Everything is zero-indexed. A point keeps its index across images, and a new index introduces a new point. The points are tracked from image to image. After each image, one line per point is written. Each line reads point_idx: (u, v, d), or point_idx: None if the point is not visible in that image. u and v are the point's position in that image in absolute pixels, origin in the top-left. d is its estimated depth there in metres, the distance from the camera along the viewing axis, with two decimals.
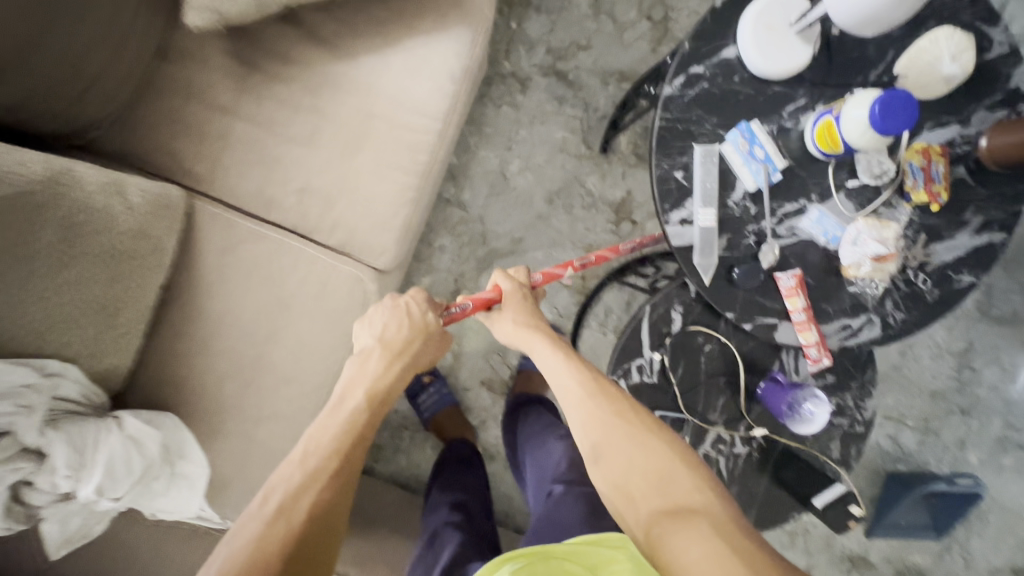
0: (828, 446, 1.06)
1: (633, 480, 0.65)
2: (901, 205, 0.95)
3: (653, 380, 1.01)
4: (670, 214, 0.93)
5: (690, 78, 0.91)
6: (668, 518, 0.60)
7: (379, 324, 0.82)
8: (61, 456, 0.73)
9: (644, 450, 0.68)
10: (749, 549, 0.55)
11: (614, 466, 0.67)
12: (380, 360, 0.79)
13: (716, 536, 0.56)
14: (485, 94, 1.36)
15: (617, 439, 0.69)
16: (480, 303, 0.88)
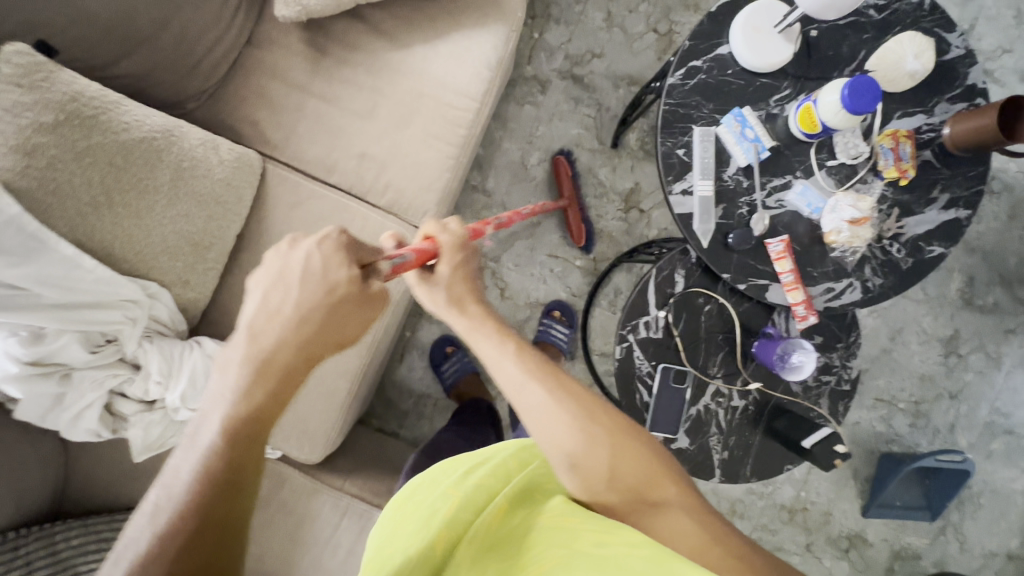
0: (817, 402, 1.17)
1: (612, 490, 0.68)
2: (876, 182, 1.09)
3: (658, 335, 1.14)
4: (673, 185, 1.08)
5: (690, 70, 1.07)
6: (654, 517, 0.67)
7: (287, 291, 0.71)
8: (154, 363, 0.87)
9: (620, 460, 0.69)
10: (718, 532, 0.68)
11: (597, 476, 0.68)
12: (268, 347, 0.69)
13: (697, 529, 0.67)
14: (509, 94, 1.53)
15: (593, 451, 0.68)
16: (418, 257, 0.78)
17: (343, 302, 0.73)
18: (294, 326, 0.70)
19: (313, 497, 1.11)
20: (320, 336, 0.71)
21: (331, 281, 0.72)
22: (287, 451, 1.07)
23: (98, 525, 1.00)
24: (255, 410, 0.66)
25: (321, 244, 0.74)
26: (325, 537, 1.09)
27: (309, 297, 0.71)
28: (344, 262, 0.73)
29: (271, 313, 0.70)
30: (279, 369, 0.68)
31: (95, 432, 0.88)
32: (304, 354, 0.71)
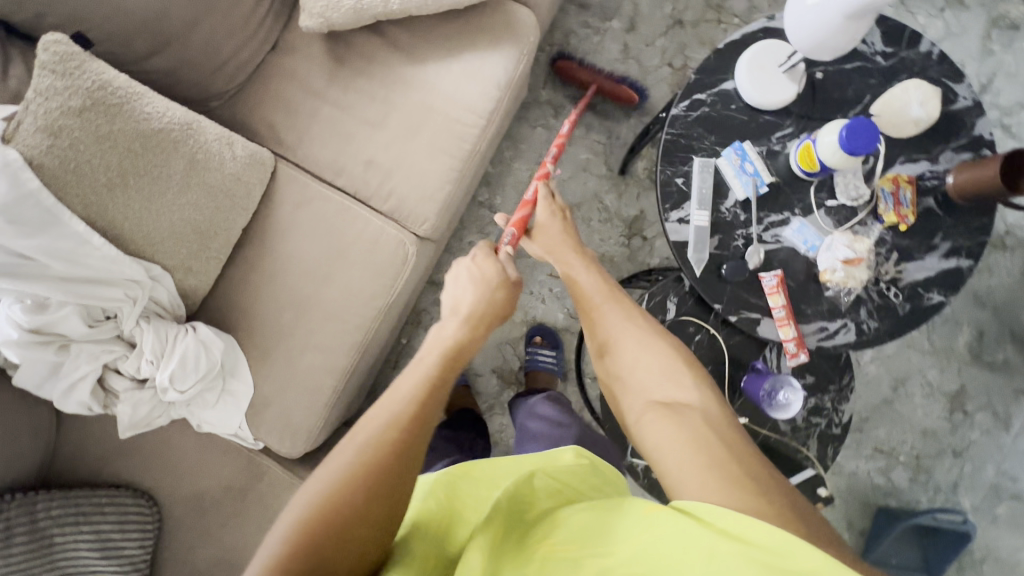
0: (805, 444, 1.14)
1: (639, 376, 0.82)
2: (875, 225, 1.09)
3: None
4: (670, 213, 1.09)
5: (694, 103, 1.10)
6: (664, 413, 0.75)
7: (461, 293, 0.85)
8: (148, 343, 0.90)
9: (654, 356, 0.82)
10: (734, 452, 0.68)
11: (628, 364, 0.84)
12: (459, 321, 0.81)
13: (705, 437, 0.70)
14: (523, 115, 1.58)
15: (634, 345, 0.84)
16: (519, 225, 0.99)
17: (509, 292, 0.87)
18: (472, 300, 0.84)
19: (289, 493, 1.12)
20: (497, 306, 0.85)
21: (490, 279, 0.86)
22: (269, 444, 1.08)
23: (80, 494, 1.03)
24: (441, 378, 0.73)
25: (475, 259, 0.88)
26: None
27: (478, 290, 0.85)
28: (491, 263, 0.88)
29: (460, 290, 0.85)
30: (454, 347, 0.77)
31: (85, 405, 0.92)
32: (488, 320, 0.84)
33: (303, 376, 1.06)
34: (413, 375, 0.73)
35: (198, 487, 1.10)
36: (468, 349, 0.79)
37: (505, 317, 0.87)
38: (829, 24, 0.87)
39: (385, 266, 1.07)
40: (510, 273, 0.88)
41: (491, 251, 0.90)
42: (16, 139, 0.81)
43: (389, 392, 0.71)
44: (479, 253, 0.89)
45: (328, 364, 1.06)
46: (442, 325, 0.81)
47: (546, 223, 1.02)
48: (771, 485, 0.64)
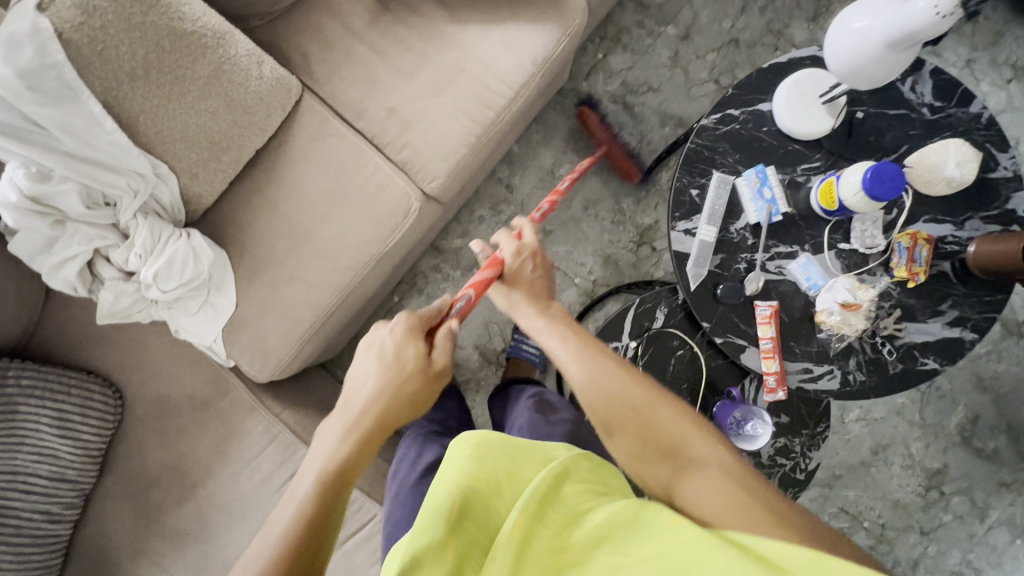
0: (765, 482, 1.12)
1: (648, 447, 0.71)
2: (884, 277, 1.06)
3: None
4: (677, 222, 1.07)
5: (725, 117, 1.07)
6: (688, 475, 0.67)
7: (361, 376, 0.79)
8: (140, 237, 0.92)
9: (663, 418, 0.72)
10: (767, 500, 0.62)
11: (633, 424, 0.73)
12: (357, 423, 0.75)
13: (739, 492, 0.62)
14: (559, 102, 1.57)
15: (633, 408, 0.73)
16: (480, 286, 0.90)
17: (419, 379, 0.80)
18: (371, 395, 0.77)
19: (249, 416, 1.13)
20: (401, 396, 0.78)
21: (399, 359, 0.80)
22: (239, 363, 1.10)
23: (51, 372, 1.06)
24: (326, 497, 0.68)
25: (390, 333, 0.82)
26: (249, 456, 1.12)
27: (381, 375, 0.78)
28: (406, 339, 0.81)
29: (364, 381, 0.79)
30: (342, 459, 0.71)
31: (74, 286, 0.95)
32: (387, 417, 0.77)
33: (284, 306, 1.07)
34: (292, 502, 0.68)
35: (164, 390, 1.13)
36: (358, 458, 0.73)
37: (416, 408, 0.80)
38: (870, 53, 0.84)
39: (386, 215, 1.07)
40: (422, 353, 0.81)
41: (408, 324, 0.83)
42: (51, 9, 0.83)
43: (274, 514, 0.67)
44: (401, 320, 0.84)
45: (311, 299, 1.08)
46: (332, 428, 0.75)
47: (518, 272, 0.94)
48: (806, 525, 0.60)
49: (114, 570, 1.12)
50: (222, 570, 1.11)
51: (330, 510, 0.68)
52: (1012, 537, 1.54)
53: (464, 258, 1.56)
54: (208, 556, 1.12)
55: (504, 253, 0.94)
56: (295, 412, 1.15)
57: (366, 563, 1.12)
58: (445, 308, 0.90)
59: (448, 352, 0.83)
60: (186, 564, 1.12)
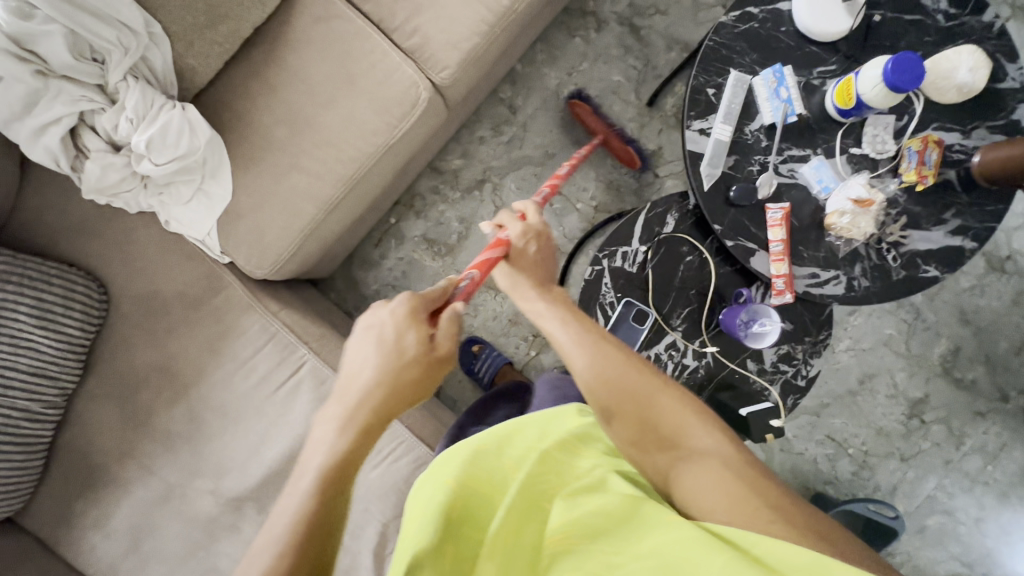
0: (768, 388, 1.12)
1: (645, 434, 0.72)
2: (892, 182, 1.07)
3: (632, 269, 1.13)
4: (692, 121, 1.06)
5: (744, 15, 1.06)
6: (689, 461, 0.68)
7: (356, 365, 0.70)
8: (131, 100, 0.89)
9: (663, 406, 0.73)
10: (767, 487, 0.63)
11: (634, 414, 0.72)
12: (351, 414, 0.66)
13: (739, 479, 0.64)
14: (565, 22, 1.52)
15: (632, 395, 0.73)
16: (483, 268, 0.85)
17: (423, 370, 0.71)
18: (364, 403, 0.67)
19: (244, 314, 1.09)
20: (403, 382, 0.69)
21: (400, 344, 0.70)
22: (235, 259, 1.05)
23: (29, 260, 1.00)
24: (327, 495, 0.60)
25: (393, 314, 0.72)
26: (244, 356, 1.08)
27: (379, 357, 0.69)
28: (402, 323, 0.72)
29: (355, 377, 0.69)
30: (333, 463, 0.62)
31: (55, 158, 0.91)
32: (389, 399, 0.68)
33: (284, 197, 1.02)
34: (279, 519, 0.58)
35: (153, 286, 1.07)
36: (349, 463, 0.63)
37: (416, 396, 0.71)
38: None
39: (393, 104, 1.02)
40: (424, 339, 0.72)
41: (411, 304, 0.73)
42: None
43: (268, 520, 0.59)
44: (399, 297, 0.74)
45: (313, 190, 1.03)
46: (323, 429, 0.65)
47: (518, 248, 0.89)
48: (804, 515, 0.61)
49: (101, 472, 1.08)
50: (216, 474, 1.08)
51: (331, 517, 0.60)
52: (985, 463, 1.60)
53: (464, 180, 1.52)
54: (200, 458, 1.08)
55: (510, 236, 0.90)
56: (294, 313, 1.12)
57: (366, 467, 1.10)
58: (451, 287, 0.81)
59: (453, 336, 0.74)
60: (178, 467, 1.08)
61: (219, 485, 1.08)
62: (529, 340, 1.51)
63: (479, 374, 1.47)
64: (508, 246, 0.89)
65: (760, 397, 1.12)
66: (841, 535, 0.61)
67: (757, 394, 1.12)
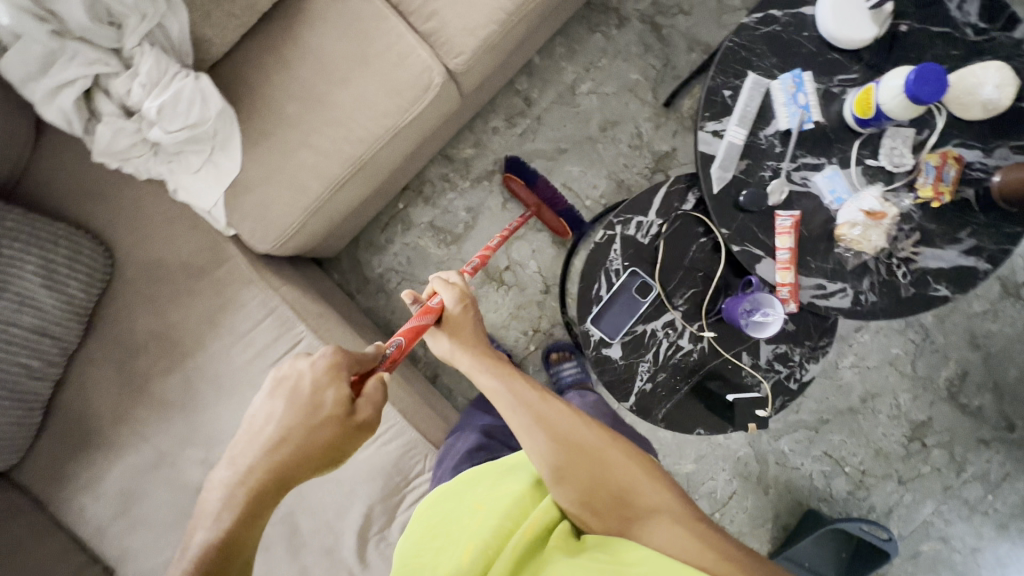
0: (757, 382, 1.11)
1: (597, 496, 0.70)
2: (907, 197, 1.05)
3: (644, 240, 1.11)
4: (706, 122, 1.04)
5: (767, 17, 1.04)
6: (641, 521, 0.67)
7: (251, 427, 0.64)
8: (145, 67, 0.90)
9: (611, 467, 0.71)
10: (713, 537, 0.64)
11: (582, 472, 0.70)
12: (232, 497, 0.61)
13: (692, 533, 0.64)
14: (586, 16, 1.51)
15: (579, 459, 0.71)
16: (415, 333, 0.81)
17: (332, 433, 0.65)
18: (253, 483, 0.62)
19: (245, 287, 1.09)
20: (312, 453, 0.64)
21: (312, 408, 0.65)
22: (240, 232, 1.06)
23: (38, 220, 1.01)
24: (214, 563, 0.58)
25: (309, 368, 0.67)
26: (243, 329, 1.09)
27: (286, 418, 0.64)
28: (316, 384, 0.66)
29: (251, 447, 0.63)
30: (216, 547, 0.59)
31: (68, 119, 0.92)
32: (285, 477, 0.63)
33: (292, 173, 1.02)
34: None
35: (159, 254, 1.08)
36: (239, 539, 0.60)
37: (329, 463, 0.65)
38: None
39: (406, 87, 1.02)
40: (344, 397, 0.67)
41: (334, 360, 0.68)
42: None
43: None
44: (319, 355, 0.68)
45: (321, 168, 1.03)
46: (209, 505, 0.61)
47: (455, 317, 0.85)
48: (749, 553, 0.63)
49: (96, 434, 1.09)
50: (208, 443, 1.09)
51: None
52: (986, 492, 1.56)
53: (474, 169, 1.51)
54: (193, 427, 1.09)
55: (443, 300, 0.86)
56: (295, 289, 1.12)
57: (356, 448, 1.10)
58: (378, 355, 0.77)
59: (377, 403, 0.69)
60: (170, 435, 1.09)
61: (210, 455, 1.09)
62: (528, 335, 1.51)
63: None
64: (440, 311, 0.86)
65: (749, 389, 1.11)
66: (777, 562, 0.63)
67: (747, 384, 1.11)
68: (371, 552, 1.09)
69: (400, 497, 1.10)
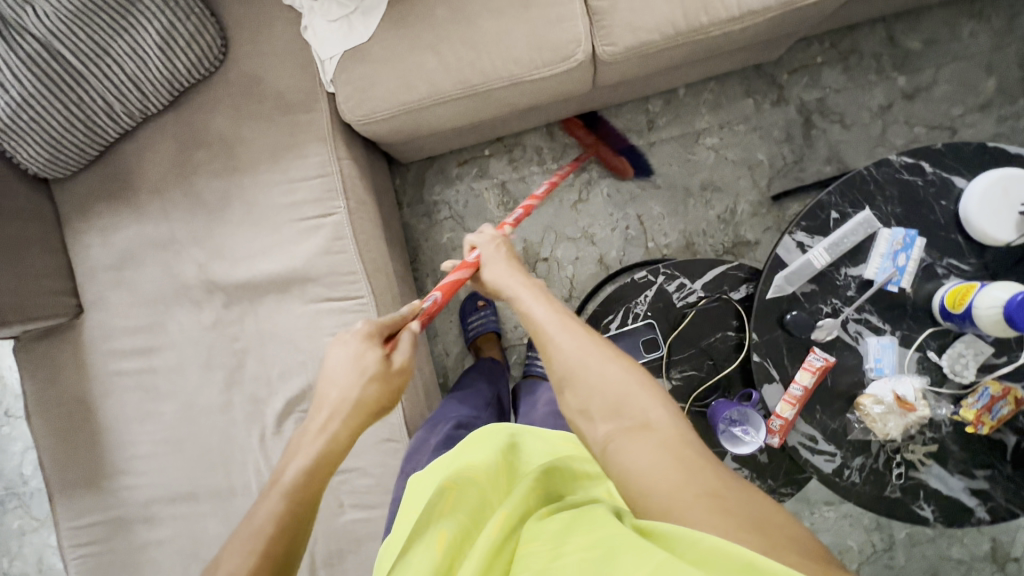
0: None
1: (595, 402, 0.67)
2: (946, 407, 0.98)
3: (677, 302, 1.10)
4: (798, 230, 1.01)
5: (915, 167, 0.99)
6: (625, 434, 0.62)
7: (330, 373, 0.78)
8: None
9: (614, 374, 0.69)
10: (693, 464, 0.56)
11: (585, 382, 0.70)
12: (277, 497, 0.66)
13: (672, 455, 0.57)
14: (749, 77, 1.46)
15: (586, 361, 0.71)
16: (445, 292, 0.94)
17: (380, 383, 0.78)
18: (305, 466, 0.69)
19: (314, 142, 1.12)
20: (363, 407, 0.76)
21: (366, 369, 0.78)
22: (338, 93, 1.09)
23: None
24: (287, 527, 0.64)
25: (354, 341, 0.80)
26: (292, 175, 1.13)
27: (343, 381, 0.76)
28: (360, 355, 0.78)
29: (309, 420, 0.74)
30: (275, 532, 0.63)
31: None
32: (353, 423, 0.75)
33: (409, 67, 1.05)
34: (235, 548, 0.61)
35: (263, 74, 1.13)
36: (298, 522, 0.65)
37: (379, 413, 0.78)
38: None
39: (548, 48, 1.03)
40: (382, 357, 0.80)
41: (366, 333, 0.81)
42: None
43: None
44: (352, 340, 0.80)
45: (434, 77, 1.05)
46: (233, 547, 0.61)
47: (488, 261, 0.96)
48: (729, 487, 0.53)
49: (130, 191, 1.17)
50: (212, 253, 1.15)
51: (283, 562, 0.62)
52: None
53: (568, 157, 1.51)
54: (208, 231, 1.15)
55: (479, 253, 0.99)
56: (354, 168, 1.16)
57: (326, 330, 1.13)
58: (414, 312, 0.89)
59: (409, 352, 0.82)
60: (186, 228, 1.15)
61: (208, 264, 1.15)
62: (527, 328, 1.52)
63: (470, 325, 1.48)
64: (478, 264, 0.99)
65: None
66: (792, 550, 0.46)
67: None
68: (288, 424, 1.15)
69: None
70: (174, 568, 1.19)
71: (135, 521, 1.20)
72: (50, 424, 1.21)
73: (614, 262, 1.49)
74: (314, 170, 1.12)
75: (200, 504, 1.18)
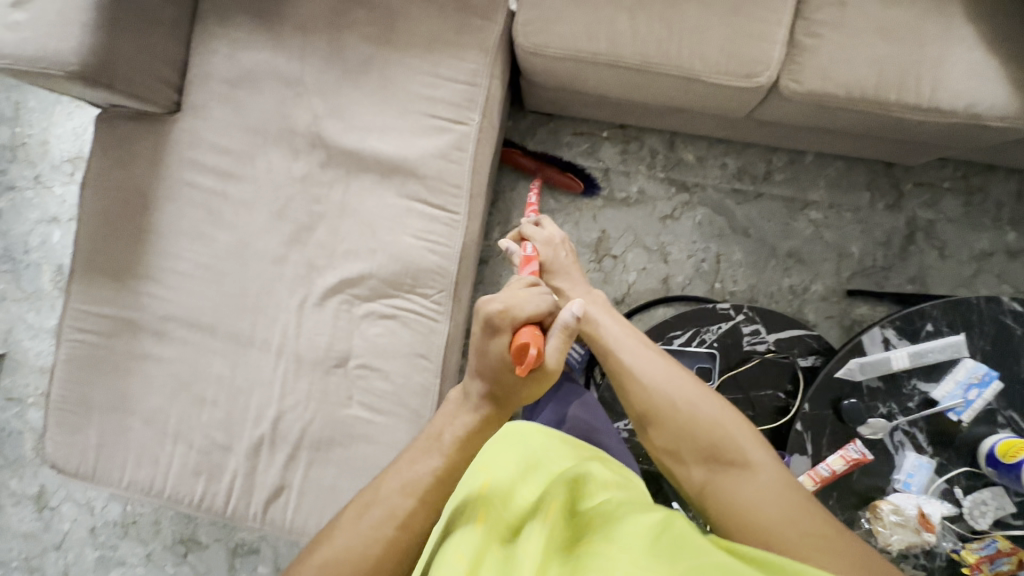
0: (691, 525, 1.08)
1: (685, 444, 0.77)
2: (950, 542, 1.01)
3: (746, 346, 1.11)
4: (891, 327, 1.02)
5: (1019, 316, 1.01)
6: (721, 477, 0.72)
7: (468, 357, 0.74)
8: None
9: (702, 413, 0.77)
10: (797, 503, 0.67)
11: (676, 419, 0.78)
12: (435, 455, 0.72)
13: (777, 496, 0.68)
14: (875, 173, 1.47)
15: (674, 400, 0.79)
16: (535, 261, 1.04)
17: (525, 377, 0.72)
18: (460, 436, 0.73)
19: (474, 50, 1.10)
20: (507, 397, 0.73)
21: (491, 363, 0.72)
22: (520, 13, 1.07)
23: None
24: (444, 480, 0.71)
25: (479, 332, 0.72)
26: (438, 71, 1.10)
27: (478, 359, 0.73)
28: (505, 362, 0.70)
29: (464, 409, 0.74)
30: (431, 483, 0.70)
31: None
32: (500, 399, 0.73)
33: (601, 19, 1.04)
34: (399, 488, 0.69)
35: None
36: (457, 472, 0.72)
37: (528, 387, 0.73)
38: None
39: (738, 59, 1.02)
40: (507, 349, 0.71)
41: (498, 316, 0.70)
42: None
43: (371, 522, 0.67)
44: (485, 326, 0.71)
45: (620, 38, 1.04)
46: (396, 486, 0.70)
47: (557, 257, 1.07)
48: (834, 530, 0.64)
49: (276, 17, 1.14)
50: (329, 110, 1.12)
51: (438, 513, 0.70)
52: None
53: (677, 172, 1.50)
54: (336, 88, 1.12)
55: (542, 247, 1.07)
56: (498, 91, 1.14)
57: (407, 230, 1.12)
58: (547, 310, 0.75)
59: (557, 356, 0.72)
60: (316, 77, 1.12)
61: (322, 119, 1.12)
62: None
63: None
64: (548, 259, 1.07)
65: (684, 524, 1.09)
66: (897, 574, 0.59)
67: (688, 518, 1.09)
68: (331, 301, 1.13)
69: (390, 294, 1.13)
70: (162, 389, 1.16)
71: (144, 328, 1.17)
72: (101, 204, 1.18)
73: (678, 288, 1.48)
74: (462, 75, 1.10)
75: (213, 340, 1.16)
